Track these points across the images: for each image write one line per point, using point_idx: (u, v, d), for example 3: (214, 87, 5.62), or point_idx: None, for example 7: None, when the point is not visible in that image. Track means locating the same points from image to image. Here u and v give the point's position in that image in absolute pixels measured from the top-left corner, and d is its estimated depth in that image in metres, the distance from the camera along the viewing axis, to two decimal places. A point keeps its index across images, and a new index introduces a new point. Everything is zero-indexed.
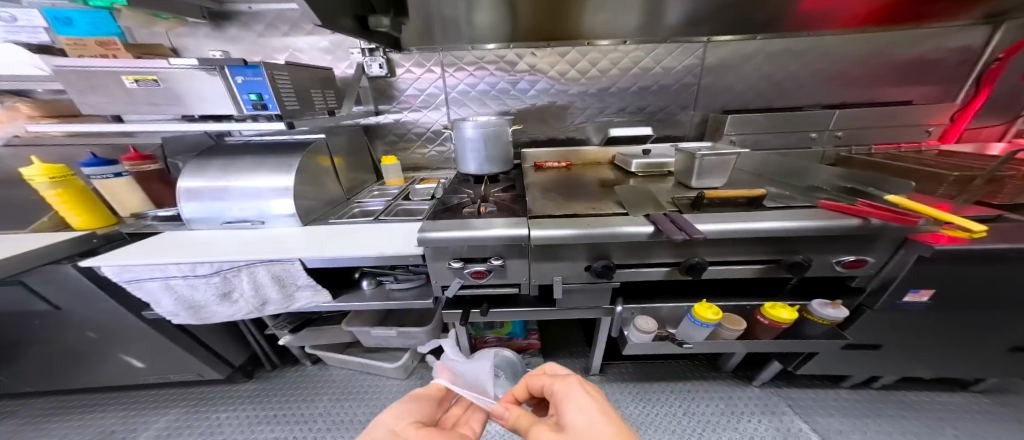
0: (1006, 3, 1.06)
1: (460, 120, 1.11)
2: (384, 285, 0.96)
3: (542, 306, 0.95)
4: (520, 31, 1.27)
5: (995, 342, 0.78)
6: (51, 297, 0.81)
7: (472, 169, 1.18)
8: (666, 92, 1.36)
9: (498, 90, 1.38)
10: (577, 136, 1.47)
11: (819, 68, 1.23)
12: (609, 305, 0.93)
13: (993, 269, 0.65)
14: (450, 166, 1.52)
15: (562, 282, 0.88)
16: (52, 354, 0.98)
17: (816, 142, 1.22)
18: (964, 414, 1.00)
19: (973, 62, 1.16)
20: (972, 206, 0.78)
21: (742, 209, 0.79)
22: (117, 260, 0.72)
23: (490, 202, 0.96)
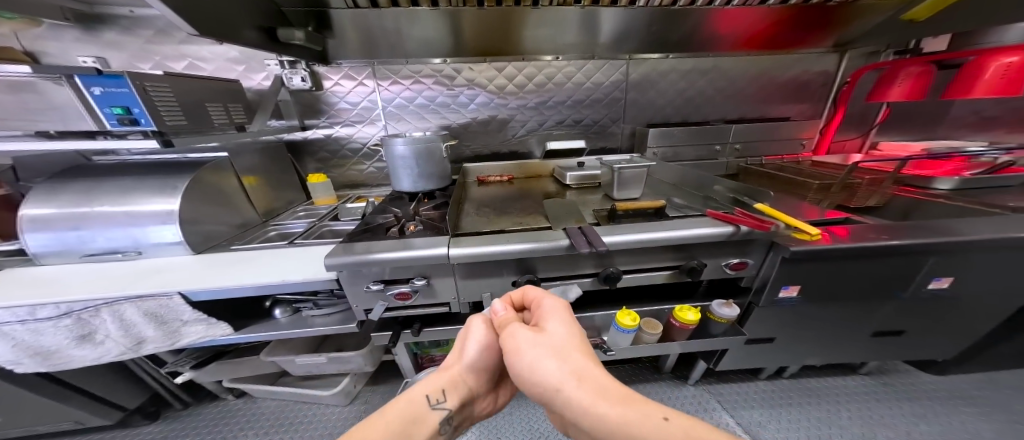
0: (850, 34, 1.27)
1: (390, 136, 0.97)
2: (301, 312, 0.84)
3: None
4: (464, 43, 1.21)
5: (858, 327, 0.90)
6: None
7: (403, 188, 1.03)
8: (600, 105, 1.39)
9: (438, 104, 1.31)
10: (519, 150, 1.43)
11: (721, 86, 1.38)
12: None
13: (843, 265, 0.75)
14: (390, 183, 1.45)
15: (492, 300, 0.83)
16: None
17: (720, 154, 1.36)
18: (858, 394, 1.11)
19: (829, 85, 1.38)
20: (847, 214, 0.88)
21: (650, 220, 0.82)
22: None
23: (417, 220, 0.86)
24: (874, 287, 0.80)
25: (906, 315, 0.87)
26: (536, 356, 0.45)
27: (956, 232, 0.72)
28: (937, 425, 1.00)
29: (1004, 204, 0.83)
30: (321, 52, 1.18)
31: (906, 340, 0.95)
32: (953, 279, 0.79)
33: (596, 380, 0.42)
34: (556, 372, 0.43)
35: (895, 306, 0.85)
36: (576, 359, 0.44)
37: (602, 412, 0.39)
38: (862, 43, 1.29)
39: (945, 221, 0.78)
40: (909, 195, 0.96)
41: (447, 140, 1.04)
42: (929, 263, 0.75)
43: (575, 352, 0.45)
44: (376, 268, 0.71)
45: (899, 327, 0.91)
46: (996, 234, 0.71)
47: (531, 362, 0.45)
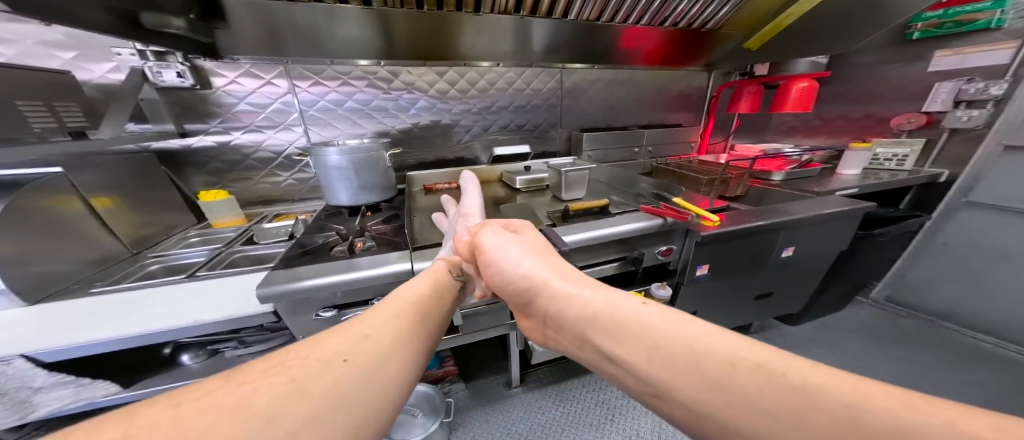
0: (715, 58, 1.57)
1: (319, 144, 0.84)
2: (222, 354, 0.69)
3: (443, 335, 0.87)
4: (395, 44, 1.12)
5: (749, 292, 1.14)
6: None
7: (339, 201, 0.91)
8: (539, 111, 1.46)
9: (373, 108, 1.20)
10: (465, 156, 1.40)
11: (635, 95, 1.59)
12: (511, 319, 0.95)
13: (734, 244, 0.94)
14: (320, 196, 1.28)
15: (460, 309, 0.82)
16: None
17: (638, 155, 1.58)
18: None
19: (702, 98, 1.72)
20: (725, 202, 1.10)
21: (597, 217, 0.90)
22: None
23: (366, 236, 0.77)
24: (757, 259, 1.02)
25: (775, 281, 1.14)
26: (517, 251, 0.50)
27: (788, 212, 0.98)
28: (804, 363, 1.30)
29: (813, 189, 1.16)
30: (208, 43, 0.95)
31: (779, 298, 1.24)
32: (795, 248, 1.06)
33: (575, 274, 0.45)
34: (535, 267, 0.47)
35: (769, 272, 1.10)
36: (554, 261, 0.49)
37: (583, 298, 0.41)
38: (720, 67, 1.63)
39: (790, 204, 1.05)
40: (759, 185, 1.27)
41: (391, 148, 0.96)
42: (779, 237, 0.99)
43: (552, 256, 0.50)
44: (325, 294, 0.62)
45: (770, 291, 1.18)
46: (816, 212, 0.98)
47: (509, 257, 0.49)
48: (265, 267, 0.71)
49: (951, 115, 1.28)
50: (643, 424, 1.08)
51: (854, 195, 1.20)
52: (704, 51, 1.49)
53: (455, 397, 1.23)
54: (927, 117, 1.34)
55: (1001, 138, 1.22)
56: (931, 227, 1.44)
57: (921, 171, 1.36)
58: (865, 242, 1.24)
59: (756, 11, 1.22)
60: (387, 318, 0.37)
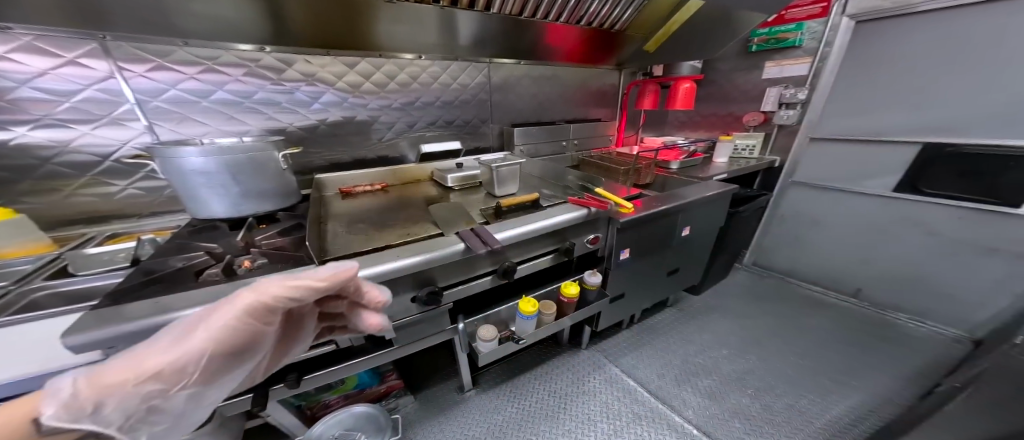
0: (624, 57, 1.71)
1: (167, 145, 0.58)
2: None
3: (374, 351, 0.80)
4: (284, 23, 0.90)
5: (665, 268, 1.29)
6: None
7: (209, 214, 0.67)
8: (468, 107, 1.43)
9: (259, 101, 0.98)
10: (388, 154, 1.29)
11: (559, 92, 1.66)
12: (452, 325, 0.91)
13: (648, 227, 1.05)
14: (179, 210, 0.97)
15: (390, 321, 0.74)
16: None
17: (566, 149, 1.66)
18: (676, 317, 1.56)
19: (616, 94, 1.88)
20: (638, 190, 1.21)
21: (528, 212, 0.90)
22: None
23: (258, 251, 0.61)
24: (667, 238, 1.16)
25: (682, 256, 1.32)
26: None
27: (682, 197, 1.12)
28: (710, 321, 1.52)
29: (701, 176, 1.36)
30: None
31: (685, 271, 1.41)
32: (690, 227, 1.22)
33: None
34: None
35: (678, 248, 1.26)
36: None
37: None
38: (630, 66, 1.80)
39: (688, 187, 1.22)
40: (663, 173, 1.44)
41: (287, 147, 0.72)
42: (675, 219, 1.12)
43: None
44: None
45: (679, 267, 1.36)
46: (706, 193, 1.16)
47: None
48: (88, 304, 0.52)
49: (778, 114, 1.62)
50: (592, 408, 1.12)
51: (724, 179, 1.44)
52: (615, 50, 1.61)
53: (404, 411, 1.15)
54: (763, 115, 1.67)
55: (806, 133, 1.60)
56: (774, 201, 1.79)
57: (764, 158, 1.68)
58: (734, 217, 1.51)
59: (651, 14, 1.34)
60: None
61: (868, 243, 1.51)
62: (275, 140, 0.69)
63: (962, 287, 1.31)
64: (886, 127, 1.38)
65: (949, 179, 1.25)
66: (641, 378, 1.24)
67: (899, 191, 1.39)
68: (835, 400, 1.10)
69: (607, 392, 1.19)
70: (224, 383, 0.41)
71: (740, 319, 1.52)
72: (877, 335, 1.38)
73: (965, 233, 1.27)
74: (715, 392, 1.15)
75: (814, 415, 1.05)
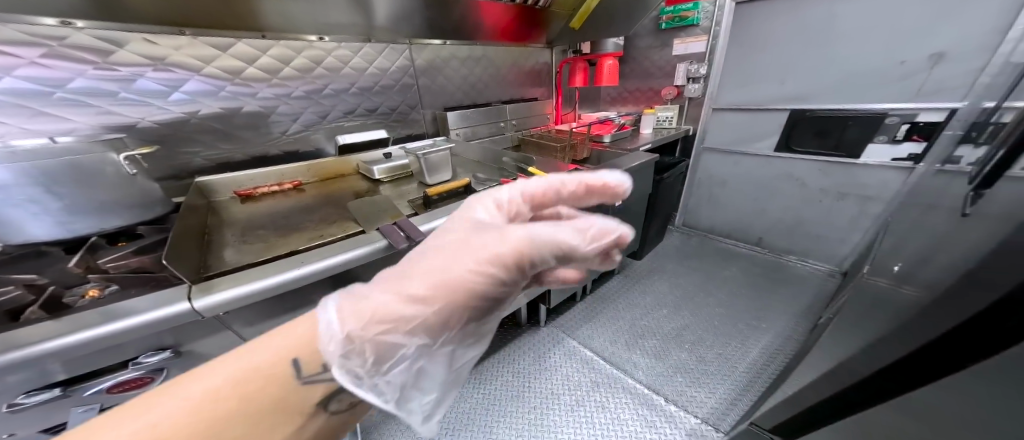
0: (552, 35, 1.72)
1: None
2: None
3: None
4: None
5: None
6: None
7: (27, 238, 0.52)
8: (392, 92, 1.31)
9: (83, 92, 0.77)
10: (301, 148, 1.16)
11: (492, 73, 1.61)
12: None
13: None
14: None
15: None
16: None
17: (505, 130, 1.63)
18: (623, 284, 1.68)
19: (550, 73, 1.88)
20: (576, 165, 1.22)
21: (460, 197, 0.87)
22: None
23: (102, 274, 0.49)
24: (603, 210, 1.21)
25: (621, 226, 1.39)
26: None
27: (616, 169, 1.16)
28: (652, 284, 1.66)
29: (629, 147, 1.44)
30: None
31: None
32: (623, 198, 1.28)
33: None
34: None
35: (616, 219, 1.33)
36: None
37: None
38: (560, 44, 1.80)
39: (621, 159, 1.27)
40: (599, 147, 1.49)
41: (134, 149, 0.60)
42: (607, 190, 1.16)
43: None
44: (3, 378, 0.37)
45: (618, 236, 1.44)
46: (636, 165, 1.22)
47: None
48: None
49: (687, 88, 1.76)
50: (554, 381, 1.16)
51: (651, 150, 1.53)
52: (541, 28, 1.59)
53: None
54: (677, 89, 1.81)
55: (710, 105, 1.75)
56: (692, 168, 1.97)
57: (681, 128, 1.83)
58: (661, 184, 1.64)
59: None
60: (224, 400, 0.30)
61: (759, 196, 1.76)
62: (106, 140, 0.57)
63: (832, 229, 1.58)
64: (764, 99, 1.58)
65: (811, 138, 1.50)
66: (594, 346, 1.31)
67: (780, 150, 1.61)
68: (753, 343, 1.26)
69: (568, 364, 1.23)
70: (469, 342, 0.38)
71: (674, 279, 1.67)
72: (778, 279, 1.62)
73: (824, 182, 1.53)
74: (659, 351, 1.26)
75: (736, 359, 1.20)
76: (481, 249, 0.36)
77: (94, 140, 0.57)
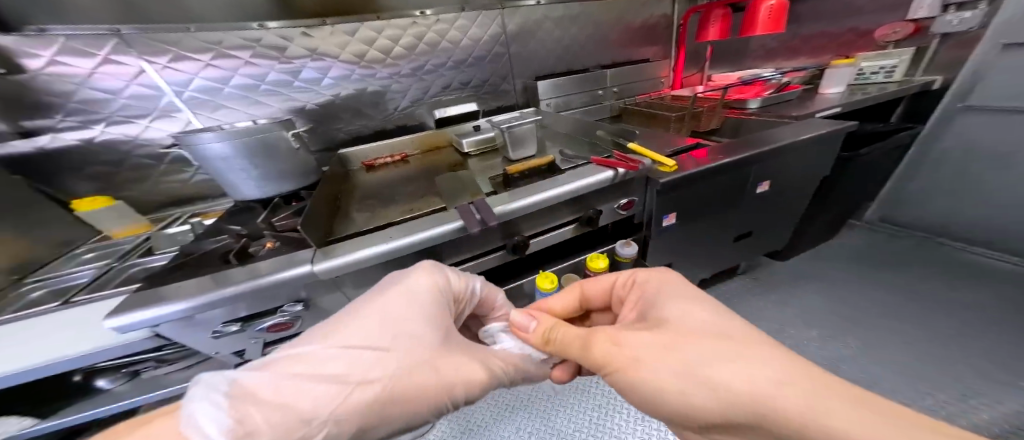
0: None
1: (187, 129, 0.62)
2: (137, 376, 0.64)
3: None
4: None
5: (728, 236, 1.01)
6: None
7: (244, 195, 0.73)
8: (484, 64, 1.31)
9: (272, 82, 1.01)
10: (409, 123, 1.29)
11: (594, 33, 1.41)
12: None
13: (712, 181, 0.81)
14: None
15: None
16: None
17: (604, 98, 1.43)
18: (741, 293, 1.38)
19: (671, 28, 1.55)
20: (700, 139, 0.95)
21: (543, 175, 0.78)
22: None
23: (273, 232, 0.64)
24: (739, 194, 0.90)
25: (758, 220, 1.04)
26: None
27: (763, 143, 0.86)
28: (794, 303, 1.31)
29: (790, 114, 1.06)
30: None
31: (760, 239, 1.13)
32: (770, 182, 0.94)
33: None
34: None
35: (751, 208, 0.99)
36: None
37: None
38: None
39: (772, 131, 0.94)
40: (736, 116, 1.14)
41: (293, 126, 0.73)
42: (751, 171, 0.87)
43: None
44: (212, 311, 0.52)
45: (751, 231, 1.08)
46: (798, 136, 0.88)
47: None
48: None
49: (941, 20, 1.25)
50: None
51: (836, 114, 1.11)
52: None
53: None
54: (915, 25, 1.31)
55: (996, 38, 1.18)
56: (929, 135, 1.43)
57: (913, 80, 1.32)
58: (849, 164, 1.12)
59: None
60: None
61: None
62: (283, 118, 0.71)
63: None
64: None
65: None
66: None
67: None
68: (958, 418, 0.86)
69: None
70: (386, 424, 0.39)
71: (844, 295, 1.32)
72: None
73: None
74: None
75: None
76: (431, 364, 0.42)
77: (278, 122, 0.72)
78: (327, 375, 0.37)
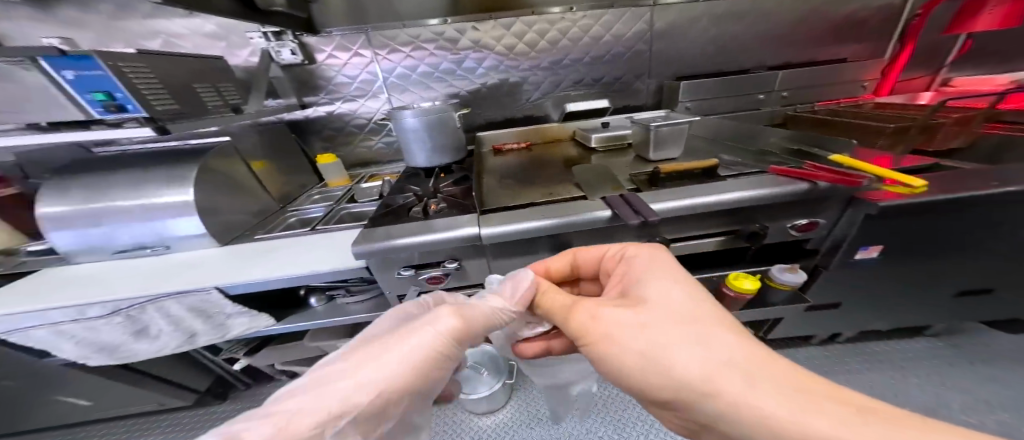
0: None
1: (398, 109, 1.02)
2: (336, 299, 0.95)
3: None
4: None
5: (942, 288, 0.87)
6: None
7: (425, 161, 1.10)
8: (621, 61, 1.29)
9: (443, 71, 1.27)
10: (536, 114, 1.39)
11: (761, 29, 1.22)
12: None
13: (952, 217, 0.68)
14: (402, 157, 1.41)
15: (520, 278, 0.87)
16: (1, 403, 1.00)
17: (765, 104, 1.20)
18: (920, 359, 1.08)
19: (894, 20, 1.21)
20: (928, 160, 0.74)
21: (697, 183, 0.72)
22: None
23: (440, 198, 0.91)
24: (987, 239, 0.73)
25: (1005, 278, 0.83)
26: None
27: None
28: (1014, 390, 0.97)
29: None
30: (306, 19, 1.11)
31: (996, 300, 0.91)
32: None
33: None
34: None
35: (999, 262, 0.79)
36: None
37: None
38: None
39: None
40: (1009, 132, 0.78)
41: (458, 109, 1.09)
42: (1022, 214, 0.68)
43: None
44: (409, 247, 0.75)
45: (991, 288, 0.87)
46: None
47: None
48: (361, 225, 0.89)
49: None
50: None
51: None
52: None
53: None
54: None
55: None
56: None
57: None
58: None
59: None
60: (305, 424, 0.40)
61: None
62: (451, 101, 1.07)
63: None
64: None
65: None
66: None
67: None
68: None
69: None
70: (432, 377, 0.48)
71: None
72: None
73: None
74: None
75: None
76: (417, 352, 0.46)
77: (446, 106, 1.04)
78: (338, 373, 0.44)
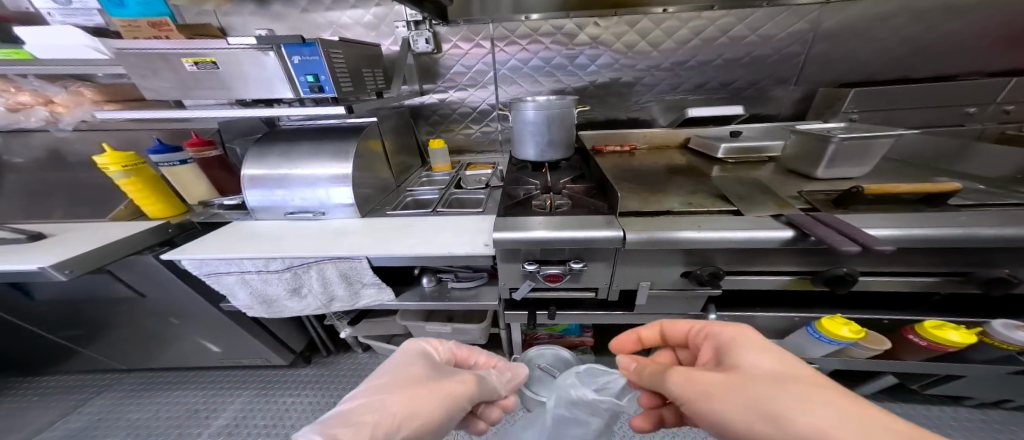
0: None
1: (519, 101, 1.01)
2: (445, 282, 0.96)
3: (616, 310, 0.87)
4: None
5: None
6: (136, 286, 0.86)
7: (531, 156, 1.08)
8: (761, 64, 1.13)
9: (554, 66, 1.23)
10: (641, 117, 1.29)
11: (961, 31, 0.99)
12: (699, 312, 0.83)
13: None
14: (496, 149, 1.43)
15: (649, 288, 0.78)
16: (144, 340, 1.12)
17: (971, 118, 0.99)
18: None
19: None
20: None
21: (910, 210, 0.60)
22: (195, 253, 0.74)
23: (562, 194, 0.88)
24: None
25: None
26: None
27: None
28: None
29: None
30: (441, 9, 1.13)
31: None
32: None
33: None
34: None
35: None
36: None
37: None
38: None
39: None
40: None
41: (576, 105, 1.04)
42: None
43: None
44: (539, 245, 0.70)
45: None
46: None
47: None
48: (482, 213, 0.90)
49: None
50: None
51: None
52: None
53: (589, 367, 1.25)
54: None
55: None
56: None
57: None
58: None
59: None
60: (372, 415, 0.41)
61: None
62: (571, 96, 1.02)
63: None
64: None
65: None
66: None
67: None
68: None
69: None
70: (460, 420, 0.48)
71: None
72: None
73: None
74: None
75: None
76: (445, 400, 0.46)
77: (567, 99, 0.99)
78: (366, 405, 0.42)
